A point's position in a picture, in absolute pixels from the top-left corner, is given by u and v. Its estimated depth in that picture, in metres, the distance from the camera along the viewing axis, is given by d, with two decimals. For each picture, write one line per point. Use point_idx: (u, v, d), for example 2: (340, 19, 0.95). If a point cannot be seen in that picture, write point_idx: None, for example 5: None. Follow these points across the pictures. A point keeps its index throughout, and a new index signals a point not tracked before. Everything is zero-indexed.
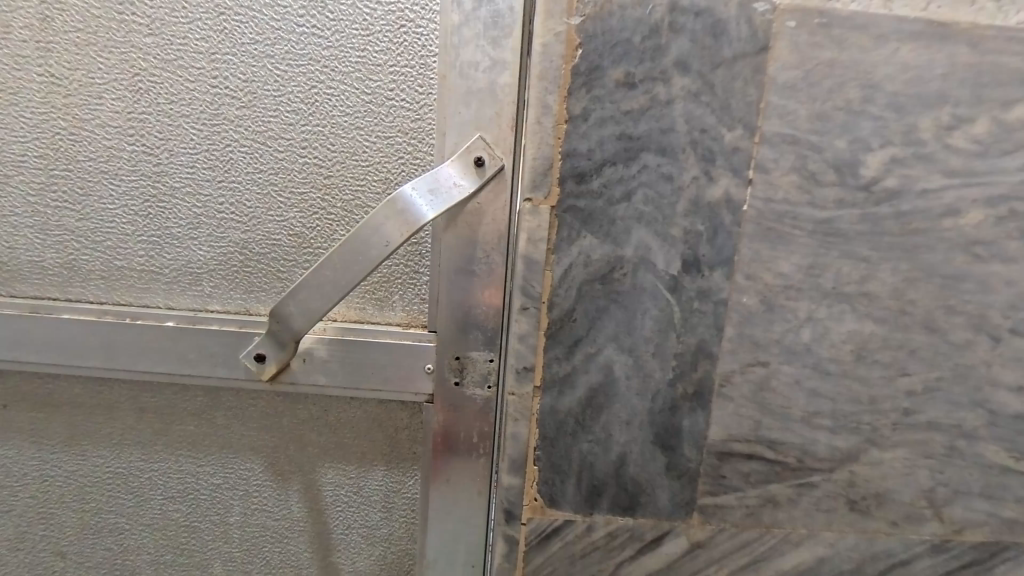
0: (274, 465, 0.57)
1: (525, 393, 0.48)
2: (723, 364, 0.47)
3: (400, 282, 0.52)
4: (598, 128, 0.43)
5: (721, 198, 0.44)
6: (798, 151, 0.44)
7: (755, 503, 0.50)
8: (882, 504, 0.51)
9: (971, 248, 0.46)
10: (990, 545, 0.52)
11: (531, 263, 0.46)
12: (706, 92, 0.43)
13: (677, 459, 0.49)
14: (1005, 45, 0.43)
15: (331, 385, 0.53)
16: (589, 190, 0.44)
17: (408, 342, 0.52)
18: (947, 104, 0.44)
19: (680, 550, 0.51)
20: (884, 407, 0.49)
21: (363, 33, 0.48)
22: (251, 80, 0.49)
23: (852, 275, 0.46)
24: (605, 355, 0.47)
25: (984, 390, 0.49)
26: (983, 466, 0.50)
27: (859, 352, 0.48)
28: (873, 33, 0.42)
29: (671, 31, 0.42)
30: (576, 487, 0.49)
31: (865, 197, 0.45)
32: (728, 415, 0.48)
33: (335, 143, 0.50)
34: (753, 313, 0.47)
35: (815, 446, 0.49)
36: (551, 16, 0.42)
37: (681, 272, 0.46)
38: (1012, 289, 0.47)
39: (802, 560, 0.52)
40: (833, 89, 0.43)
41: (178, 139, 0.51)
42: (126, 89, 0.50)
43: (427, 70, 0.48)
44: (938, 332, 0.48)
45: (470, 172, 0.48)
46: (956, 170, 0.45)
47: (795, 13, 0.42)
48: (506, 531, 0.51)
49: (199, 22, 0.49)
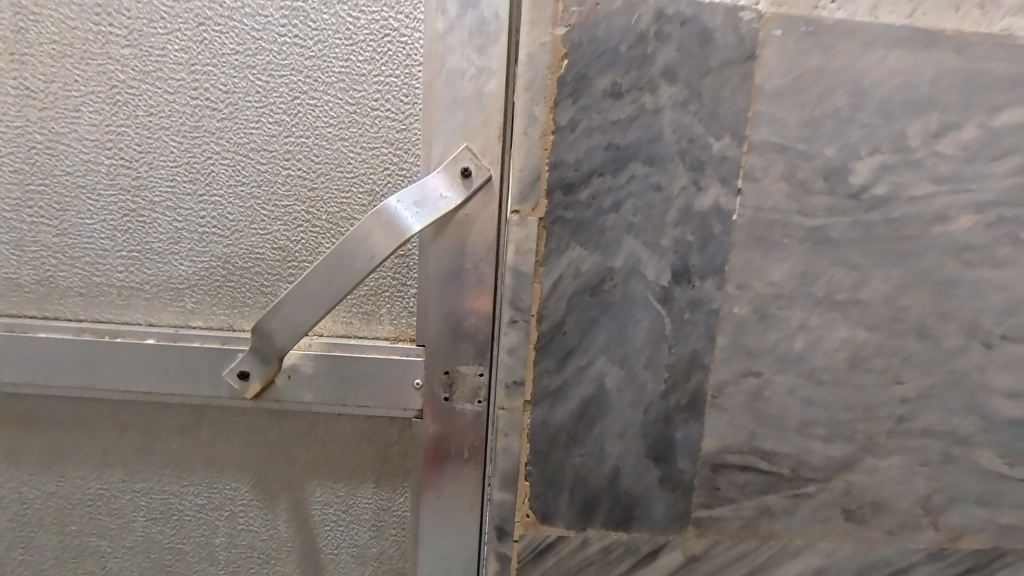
0: (261, 484, 0.56)
1: (515, 407, 0.47)
2: (716, 374, 0.47)
3: (388, 294, 0.51)
4: (586, 138, 0.43)
5: (711, 207, 0.44)
6: (787, 159, 0.43)
7: (751, 515, 0.50)
8: (879, 512, 0.50)
9: (962, 255, 0.46)
10: (987, 551, 0.52)
11: (519, 275, 0.45)
12: (695, 100, 0.42)
13: (672, 471, 0.48)
14: (990, 51, 0.43)
15: (320, 400, 0.52)
16: (578, 201, 0.43)
17: (397, 356, 0.51)
18: (935, 110, 0.43)
19: (677, 563, 0.50)
20: (878, 414, 0.49)
21: (347, 43, 0.47)
22: (233, 92, 0.48)
23: (844, 281, 0.46)
24: (596, 367, 0.46)
25: (977, 396, 0.49)
26: (979, 473, 0.50)
27: (852, 360, 0.47)
28: (860, 41, 0.42)
29: (658, 40, 0.41)
30: (569, 501, 0.48)
31: (855, 204, 0.45)
32: (722, 425, 0.48)
33: (318, 153, 0.49)
34: (745, 322, 0.46)
35: (810, 455, 0.49)
36: (537, 25, 0.41)
37: (671, 282, 0.45)
38: (1003, 295, 0.47)
39: (800, 570, 0.51)
40: (821, 96, 0.43)
41: (158, 152, 0.50)
42: (104, 102, 0.49)
43: (413, 79, 0.48)
44: (931, 338, 0.47)
45: (457, 182, 0.47)
46: (945, 177, 0.44)
47: (781, 21, 0.42)
48: (498, 548, 0.49)
49: (177, 32, 0.48)
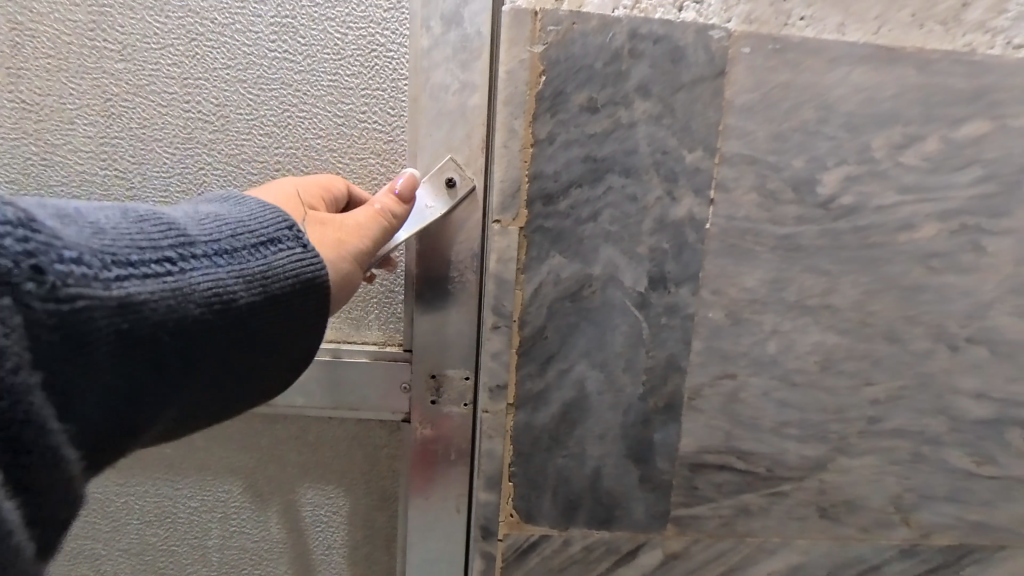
0: (253, 487, 0.57)
1: (499, 410, 0.48)
2: (693, 377, 0.48)
3: (377, 301, 0.53)
4: (565, 151, 0.44)
5: (685, 217, 0.46)
6: (758, 171, 0.45)
7: (729, 513, 0.51)
8: (853, 511, 0.52)
9: (927, 261, 0.48)
10: (957, 547, 0.53)
11: (502, 283, 0.46)
12: (668, 115, 0.44)
13: (651, 471, 0.50)
14: (950, 67, 0.45)
15: (313, 406, 0.53)
16: (557, 211, 0.45)
17: (385, 360, 0.53)
18: (899, 122, 0.45)
19: (657, 561, 0.51)
20: (850, 415, 0.50)
21: (335, 58, 0.49)
22: (224, 105, 0.50)
23: (814, 287, 0.48)
24: (577, 371, 0.48)
25: (945, 397, 0.50)
26: (948, 471, 0.52)
27: (824, 363, 0.49)
28: (826, 57, 0.44)
29: (632, 58, 0.43)
30: (552, 501, 0.50)
31: (824, 213, 0.46)
32: (700, 427, 0.49)
33: (308, 166, 0.51)
34: (720, 327, 0.48)
35: (785, 455, 0.50)
36: (516, 43, 0.43)
37: (648, 288, 0.47)
38: (967, 299, 0.49)
39: (777, 568, 0.52)
40: (789, 110, 0.45)
41: (151, 163, 0.51)
42: (98, 115, 0.50)
43: (400, 92, 0.49)
44: (899, 341, 0.49)
45: (442, 193, 0.48)
46: (910, 187, 0.46)
47: (749, 39, 0.44)
48: (484, 547, 0.51)
49: (170, 47, 0.49)
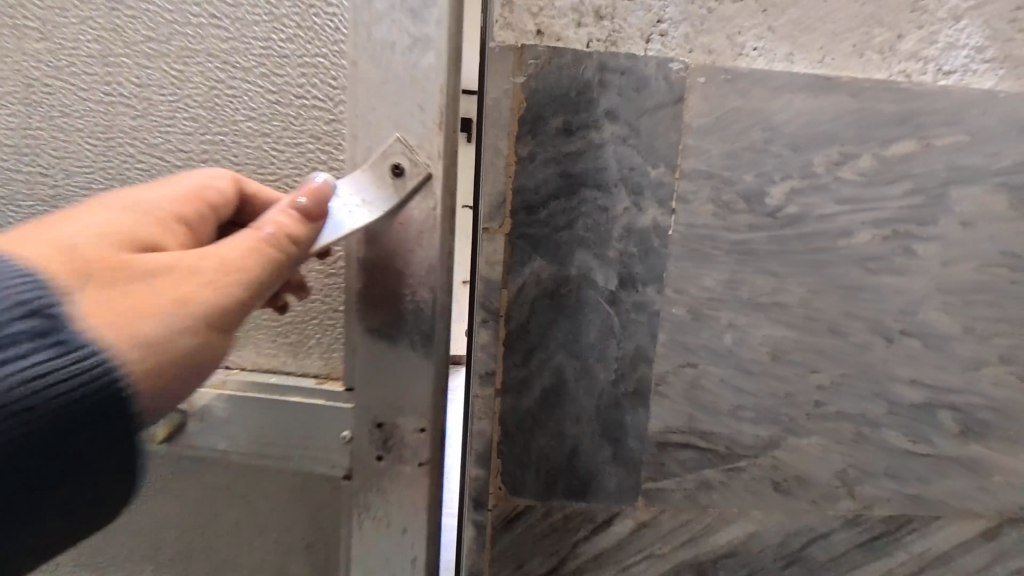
0: (187, 541, 0.51)
1: (488, 395, 0.55)
2: (658, 366, 0.55)
3: (316, 321, 0.46)
4: (544, 167, 0.51)
5: (650, 225, 0.52)
6: (713, 184, 0.52)
7: (692, 486, 0.58)
8: (802, 484, 0.59)
9: (865, 263, 0.54)
10: (897, 518, 0.60)
11: (490, 283, 0.53)
12: (634, 135, 0.50)
13: (622, 449, 0.56)
14: (881, 94, 0.52)
15: (242, 446, 0.47)
16: (538, 220, 0.52)
17: (320, 398, 0.46)
18: (837, 142, 0.52)
19: (628, 529, 0.58)
20: (799, 400, 0.57)
21: (263, 21, 0.43)
22: (146, 84, 0.45)
23: (764, 286, 0.54)
24: (556, 360, 0.54)
25: (883, 383, 0.57)
26: (887, 449, 0.58)
27: (774, 353, 0.56)
28: (772, 86, 0.51)
29: (602, 86, 0.50)
30: (535, 476, 0.56)
31: (772, 221, 0.53)
32: (665, 410, 0.56)
33: (237, 151, 0.45)
34: (682, 322, 0.54)
35: (741, 435, 0.57)
36: (500, 74, 0.49)
37: (618, 288, 0.53)
38: (901, 296, 0.55)
39: (736, 535, 0.59)
40: (739, 132, 0.51)
41: (73, 156, 0.47)
42: (18, 102, 0.46)
43: (337, 55, 0.42)
44: (840, 333, 0.56)
45: (384, 181, 0.41)
46: (848, 198, 0.53)
47: (703, 71, 0.50)
48: (474, 517, 0.57)
49: (90, 20, 0.44)
